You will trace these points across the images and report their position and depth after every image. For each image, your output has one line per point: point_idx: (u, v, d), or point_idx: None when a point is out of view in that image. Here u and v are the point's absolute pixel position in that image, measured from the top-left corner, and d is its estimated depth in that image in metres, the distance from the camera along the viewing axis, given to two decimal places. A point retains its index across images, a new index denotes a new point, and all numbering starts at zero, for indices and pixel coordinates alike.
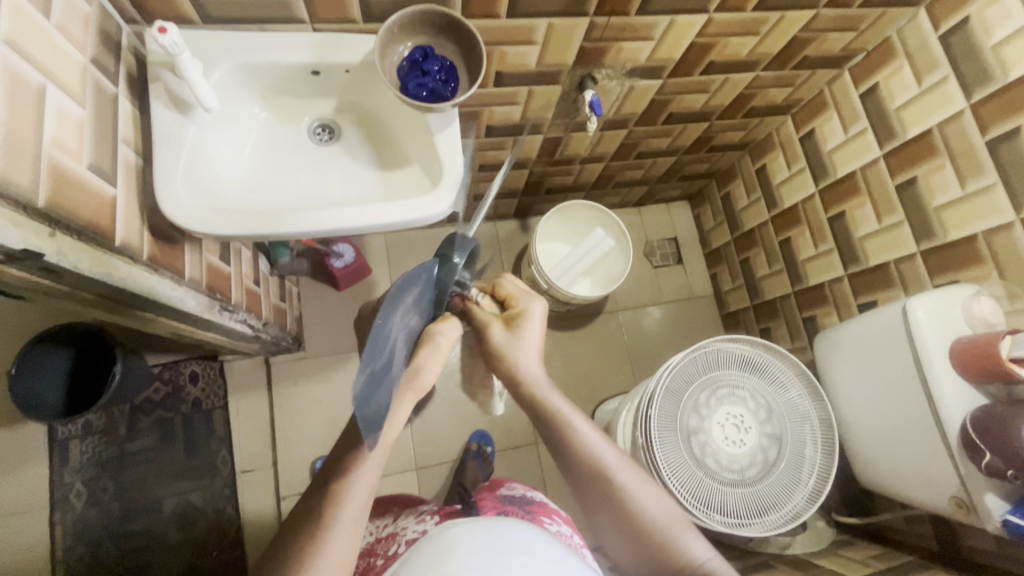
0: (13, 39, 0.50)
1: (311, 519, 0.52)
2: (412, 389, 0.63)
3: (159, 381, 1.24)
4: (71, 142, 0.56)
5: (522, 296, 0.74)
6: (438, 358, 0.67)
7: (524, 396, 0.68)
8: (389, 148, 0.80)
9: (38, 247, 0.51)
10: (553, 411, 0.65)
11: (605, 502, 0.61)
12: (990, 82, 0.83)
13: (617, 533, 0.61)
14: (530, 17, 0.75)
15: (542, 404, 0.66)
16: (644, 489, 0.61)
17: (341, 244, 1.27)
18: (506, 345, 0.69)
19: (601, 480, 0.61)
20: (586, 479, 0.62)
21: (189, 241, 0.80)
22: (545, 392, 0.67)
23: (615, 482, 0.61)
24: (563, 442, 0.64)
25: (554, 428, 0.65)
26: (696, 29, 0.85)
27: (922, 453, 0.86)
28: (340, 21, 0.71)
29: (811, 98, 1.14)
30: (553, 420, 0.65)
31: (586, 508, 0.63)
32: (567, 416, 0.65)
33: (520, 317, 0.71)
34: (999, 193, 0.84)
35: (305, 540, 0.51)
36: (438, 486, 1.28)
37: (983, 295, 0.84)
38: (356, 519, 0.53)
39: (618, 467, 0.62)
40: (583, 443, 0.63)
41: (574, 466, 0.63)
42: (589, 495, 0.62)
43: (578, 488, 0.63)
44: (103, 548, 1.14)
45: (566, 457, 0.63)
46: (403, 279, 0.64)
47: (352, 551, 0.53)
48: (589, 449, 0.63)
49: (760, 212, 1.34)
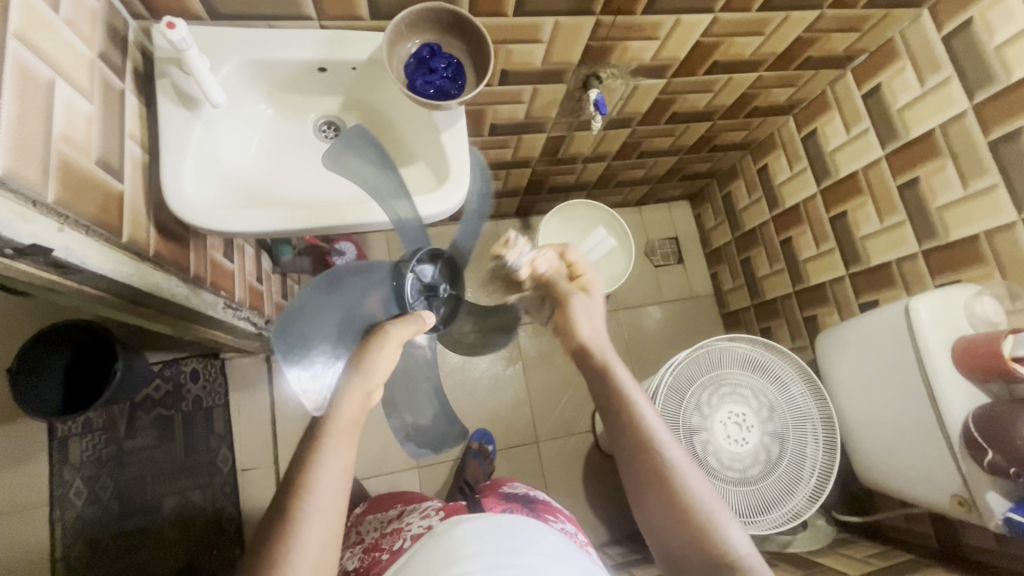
0: (23, 33, 0.49)
1: (279, 513, 0.47)
2: (359, 388, 0.56)
3: (160, 379, 1.23)
4: (80, 136, 0.56)
5: (587, 265, 0.74)
6: (387, 355, 0.60)
7: (590, 363, 0.67)
8: (394, 146, 0.80)
9: (45, 241, 0.51)
10: (613, 377, 0.64)
11: (648, 476, 0.58)
12: (993, 83, 0.83)
13: (656, 511, 0.57)
14: (537, 15, 0.75)
15: (606, 369, 0.66)
16: (693, 470, 0.57)
17: (343, 243, 1.19)
18: (582, 313, 0.70)
19: (648, 453, 0.58)
20: (631, 450, 0.60)
21: (194, 238, 0.79)
22: (609, 358, 0.67)
23: (664, 458, 0.58)
24: (616, 408, 0.63)
25: (611, 394, 0.64)
26: (702, 28, 0.85)
27: (926, 448, 0.86)
28: (347, 17, 0.71)
29: (813, 99, 1.15)
30: (611, 385, 0.64)
31: (628, 483, 0.60)
32: (626, 385, 0.63)
33: (588, 286, 0.73)
34: (1001, 194, 0.85)
35: (278, 531, 0.46)
36: (439, 484, 1.28)
37: (984, 295, 0.85)
38: (329, 506, 0.48)
39: (670, 445, 0.59)
40: (638, 413, 0.61)
41: (625, 437, 0.60)
42: (631, 467, 0.59)
43: (624, 464, 0.60)
44: (102, 545, 1.14)
45: (617, 426, 0.62)
46: (355, 264, 0.67)
47: (331, 546, 0.48)
48: (643, 419, 0.60)
49: (761, 212, 1.34)
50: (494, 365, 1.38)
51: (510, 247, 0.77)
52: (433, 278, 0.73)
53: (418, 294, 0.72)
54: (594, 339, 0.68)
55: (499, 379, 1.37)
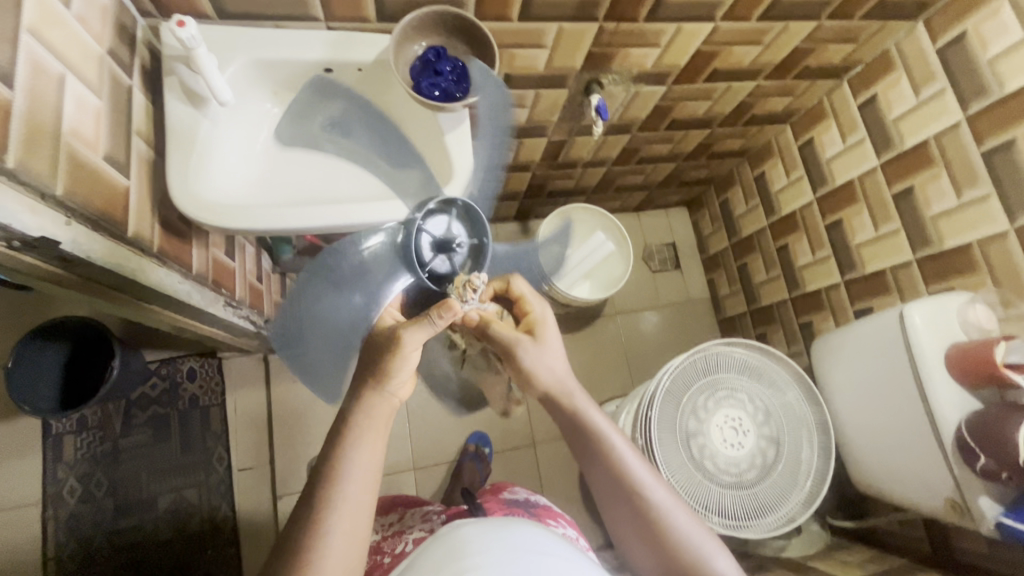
0: (35, 28, 0.50)
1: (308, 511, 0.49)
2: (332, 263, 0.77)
3: (156, 377, 1.23)
4: (88, 131, 0.56)
5: (534, 300, 0.70)
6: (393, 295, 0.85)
7: (558, 407, 0.64)
8: (398, 147, 0.80)
9: (54, 234, 0.51)
10: (582, 418, 0.62)
11: (635, 520, 0.58)
12: (986, 95, 0.85)
13: (644, 554, 0.58)
14: (541, 20, 0.76)
15: (578, 415, 0.62)
16: (677, 508, 0.58)
17: None
18: (534, 364, 0.64)
19: (633, 499, 0.58)
20: (615, 495, 0.59)
21: (197, 236, 0.80)
22: (576, 396, 0.63)
23: (649, 501, 0.57)
24: (594, 454, 0.60)
25: (584, 438, 0.61)
26: (702, 36, 0.87)
27: (922, 459, 0.87)
28: (354, 19, 0.71)
29: (810, 108, 1.17)
30: (583, 431, 0.61)
31: (613, 525, 0.61)
32: (601, 428, 0.61)
33: (535, 326, 0.67)
34: (994, 203, 0.87)
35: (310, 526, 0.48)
36: (435, 486, 1.28)
37: (978, 303, 0.86)
38: (358, 504, 0.50)
39: (652, 485, 0.58)
40: (616, 456, 0.60)
41: (606, 479, 0.60)
42: (617, 512, 0.59)
43: (609, 505, 0.60)
44: (96, 545, 1.13)
45: (597, 472, 0.60)
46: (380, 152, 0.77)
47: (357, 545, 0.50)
48: (622, 464, 0.59)
49: (757, 219, 1.36)
50: None
51: (466, 289, 0.76)
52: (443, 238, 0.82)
53: (432, 252, 0.84)
54: (555, 382, 0.64)
55: None
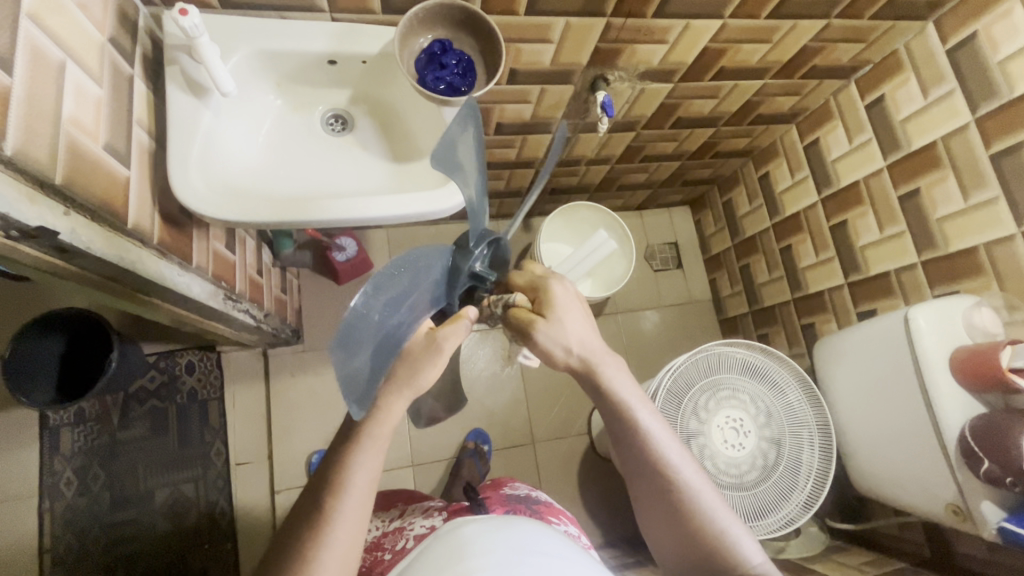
0: (36, 14, 0.49)
1: (311, 513, 0.51)
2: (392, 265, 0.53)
3: (155, 370, 1.22)
4: (88, 120, 0.55)
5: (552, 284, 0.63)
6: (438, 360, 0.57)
7: (587, 381, 0.62)
8: (403, 140, 0.79)
9: (53, 225, 0.51)
10: (612, 390, 0.60)
11: (662, 499, 0.58)
12: (996, 97, 0.84)
13: (668, 531, 0.58)
14: (547, 15, 0.75)
15: (607, 390, 0.60)
16: (704, 487, 0.57)
17: (343, 237, 1.26)
18: (547, 343, 0.61)
19: (662, 478, 0.57)
20: (642, 473, 0.59)
21: (198, 228, 0.79)
22: (605, 369, 0.61)
23: (678, 480, 0.57)
24: (624, 430, 0.60)
25: (615, 414, 0.60)
26: (710, 34, 0.86)
27: (928, 463, 0.86)
28: (359, 10, 0.70)
29: (816, 108, 1.16)
30: (613, 408, 0.60)
31: (638, 501, 0.60)
32: (630, 402, 0.60)
33: (550, 305, 0.62)
34: (1001, 207, 0.86)
35: (310, 532, 0.50)
36: (434, 482, 1.27)
37: (983, 307, 0.86)
38: (358, 509, 0.53)
39: (681, 465, 0.58)
40: (645, 430, 0.59)
41: (635, 455, 0.59)
42: (644, 489, 0.59)
43: (635, 481, 0.60)
44: (92, 537, 1.13)
45: (627, 448, 0.60)
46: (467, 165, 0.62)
47: (356, 541, 0.52)
48: (653, 442, 0.59)
49: (761, 219, 1.35)
50: (492, 365, 1.37)
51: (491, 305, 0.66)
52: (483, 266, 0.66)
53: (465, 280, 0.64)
54: (579, 356, 0.61)
55: (497, 379, 1.37)
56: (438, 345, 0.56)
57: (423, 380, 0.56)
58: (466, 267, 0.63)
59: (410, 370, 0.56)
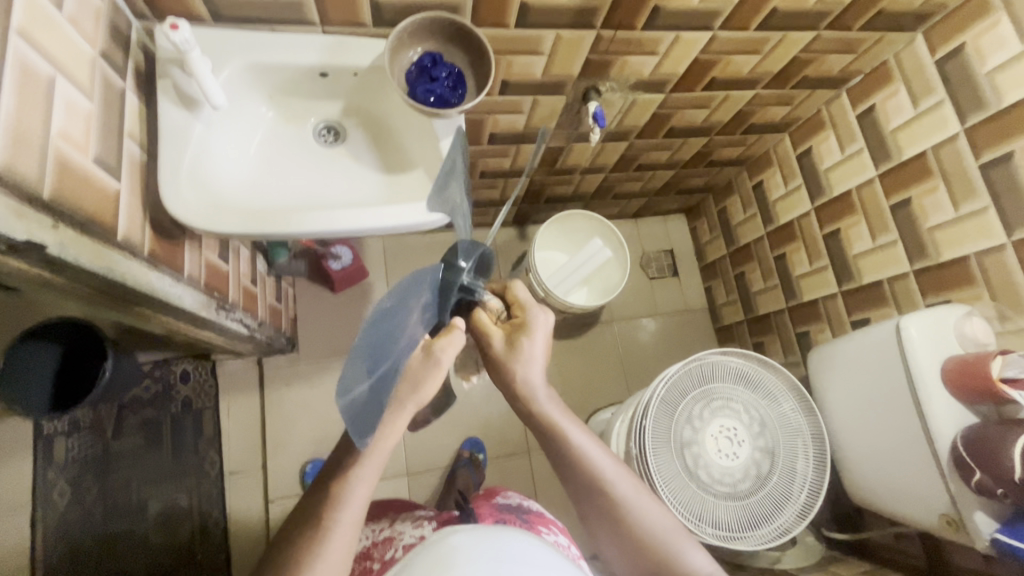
0: (25, 30, 0.50)
1: (308, 526, 0.52)
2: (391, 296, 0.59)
3: (149, 379, 1.22)
4: (78, 134, 0.56)
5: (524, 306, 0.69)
6: (438, 374, 0.60)
7: (525, 408, 0.66)
8: (395, 152, 0.80)
9: (41, 238, 0.50)
10: (546, 417, 0.65)
11: (605, 517, 0.61)
12: (984, 107, 0.85)
13: (617, 549, 0.61)
14: (538, 27, 0.76)
15: (543, 415, 0.65)
16: (642, 500, 0.61)
17: (339, 246, 1.27)
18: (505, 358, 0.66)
19: (603, 495, 0.61)
20: (585, 494, 0.62)
21: (190, 239, 0.79)
22: (539, 399, 0.65)
23: (617, 495, 0.60)
24: (563, 455, 0.63)
25: (553, 440, 0.64)
26: (700, 46, 0.87)
27: (918, 472, 0.86)
28: (350, 23, 0.71)
29: (808, 117, 1.17)
30: (550, 433, 0.64)
31: (587, 523, 0.63)
32: (564, 427, 0.64)
33: (523, 329, 0.67)
34: (991, 216, 0.86)
35: (302, 544, 0.51)
36: (429, 492, 1.27)
37: (974, 316, 0.86)
38: (352, 522, 0.53)
39: (618, 481, 0.61)
40: (582, 452, 0.63)
41: (575, 476, 0.62)
42: (591, 511, 0.62)
43: (579, 502, 0.63)
44: (84, 548, 1.12)
45: (567, 472, 0.63)
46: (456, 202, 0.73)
47: (349, 553, 0.52)
48: (589, 462, 0.62)
49: (755, 228, 1.36)
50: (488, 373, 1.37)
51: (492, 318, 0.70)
52: (473, 278, 0.69)
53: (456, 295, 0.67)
54: (520, 379, 0.65)
55: (493, 388, 1.37)
56: (434, 357, 0.60)
57: (425, 392, 0.59)
58: (457, 280, 0.66)
59: (411, 386, 0.58)
